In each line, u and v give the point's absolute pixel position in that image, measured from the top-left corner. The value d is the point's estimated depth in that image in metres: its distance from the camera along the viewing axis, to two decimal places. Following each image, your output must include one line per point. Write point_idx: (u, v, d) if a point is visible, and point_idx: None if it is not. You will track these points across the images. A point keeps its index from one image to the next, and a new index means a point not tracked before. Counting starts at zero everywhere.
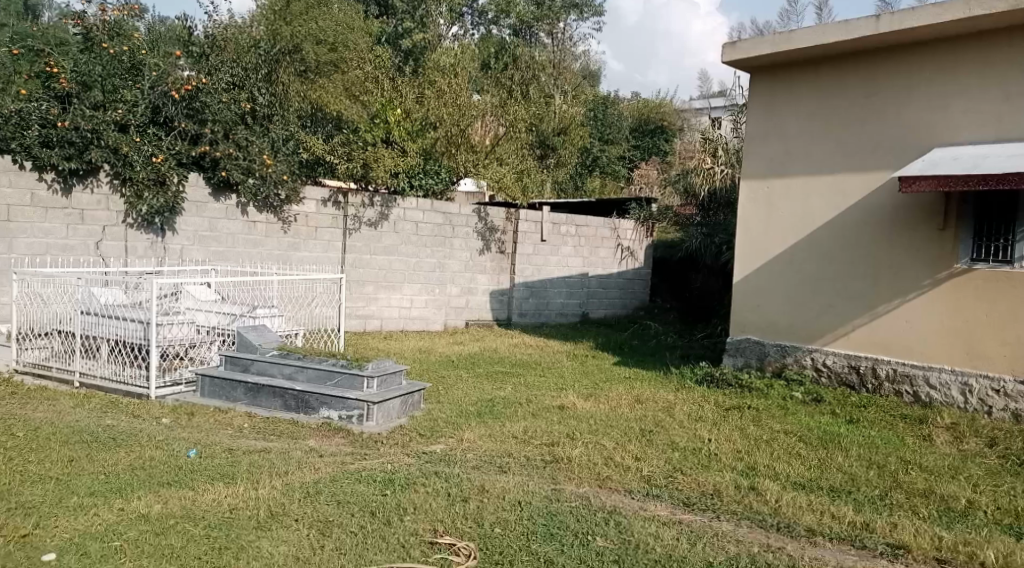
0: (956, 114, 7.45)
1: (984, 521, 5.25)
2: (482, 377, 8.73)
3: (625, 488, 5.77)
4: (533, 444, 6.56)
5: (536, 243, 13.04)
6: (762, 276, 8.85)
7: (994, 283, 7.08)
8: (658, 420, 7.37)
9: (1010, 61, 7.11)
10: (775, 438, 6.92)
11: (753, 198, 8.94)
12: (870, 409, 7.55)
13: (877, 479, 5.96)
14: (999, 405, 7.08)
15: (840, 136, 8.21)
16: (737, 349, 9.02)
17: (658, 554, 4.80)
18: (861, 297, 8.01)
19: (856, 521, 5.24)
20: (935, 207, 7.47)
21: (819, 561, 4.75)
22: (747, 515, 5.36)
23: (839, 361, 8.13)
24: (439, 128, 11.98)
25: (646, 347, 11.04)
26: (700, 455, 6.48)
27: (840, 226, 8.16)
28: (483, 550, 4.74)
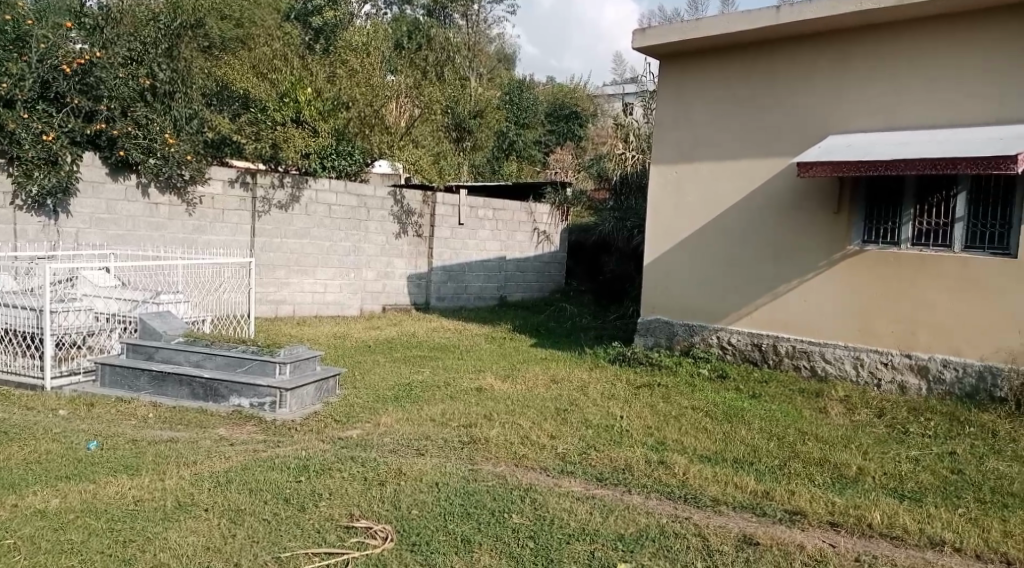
0: (849, 104, 7.84)
1: (872, 486, 5.61)
2: (399, 362, 8.73)
3: (541, 466, 5.92)
4: (451, 425, 6.64)
5: (454, 226, 13.06)
6: (671, 258, 9.14)
7: (883, 264, 7.51)
8: (574, 399, 7.56)
9: (897, 55, 7.53)
10: (683, 414, 7.20)
11: (662, 182, 9.22)
12: (771, 384, 7.93)
13: (777, 450, 6.29)
14: (887, 378, 7.54)
15: (744, 123, 8.53)
16: (648, 329, 9.30)
17: (571, 528, 4.96)
18: (764, 278, 8.38)
19: (757, 489, 5.54)
20: (830, 191, 7.86)
21: (722, 528, 5.01)
22: (656, 488, 5.59)
23: (743, 339, 8.49)
24: (352, 108, 11.92)
25: (562, 328, 11.23)
26: (612, 432, 6.70)
27: (743, 210, 8.50)
28: (400, 532, 4.81)
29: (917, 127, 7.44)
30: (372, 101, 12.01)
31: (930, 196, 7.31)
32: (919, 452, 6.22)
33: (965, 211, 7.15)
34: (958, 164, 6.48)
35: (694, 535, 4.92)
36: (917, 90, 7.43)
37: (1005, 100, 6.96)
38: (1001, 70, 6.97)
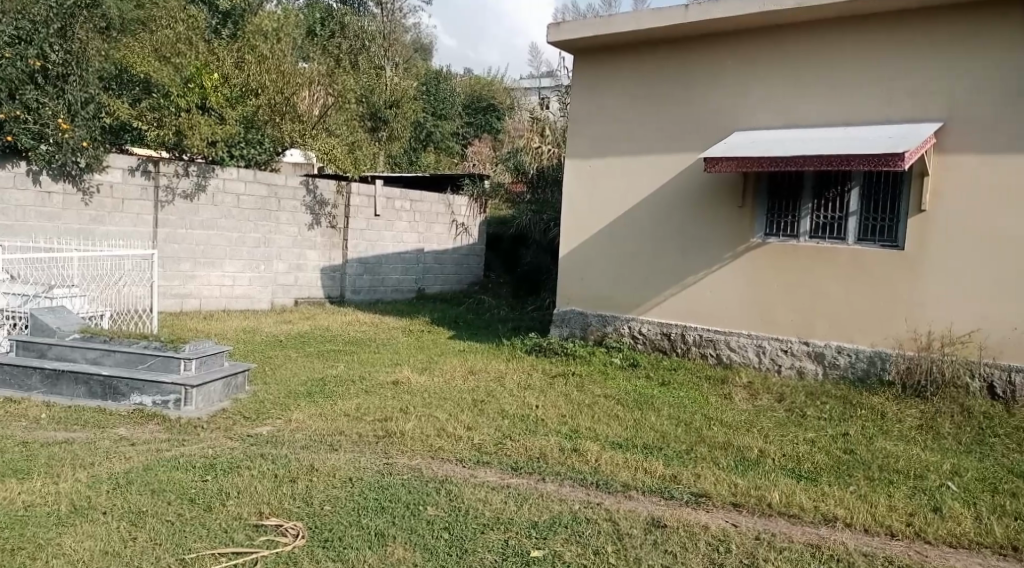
0: (753, 101, 8.13)
1: (772, 468, 5.87)
2: (312, 356, 8.61)
3: (456, 457, 5.96)
4: (366, 420, 6.59)
5: (369, 218, 12.92)
6: (585, 250, 9.29)
7: (783, 256, 7.85)
8: (490, 390, 7.62)
9: (799, 55, 7.83)
10: (596, 402, 7.35)
11: (577, 176, 9.35)
12: (679, 371, 8.17)
13: (684, 435, 6.50)
14: (786, 364, 7.87)
15: (655, 119, 8.74)
16: (563, 320, 9.43)
17: (486, 518, 5.02)
18: (673, 269, 8.61)
19: (666, 474, 5.71)
20: (735, 185, 8.15)
21: (632, 513, 5.15)
22: (569, 475, 5.70)
23: (653, 329, 8.71)
24: (262, 95, 11.58)
25: (479, 320, 11.28)
26: (527, 421, 6.78)
27: (654, 203, 8.72)
28: (312, 529, 4.77)
29: (816, 124, 7.76)
30: (283, 88, 11.79)
31: (827, 191, 7.65)
32: (816, 434, 6.53)
33: (858, 206, 7.50)
34: (852, 161, 6.80)
35: (605, 520, 5.05)
36: (817, 89, 7.75)
37: (896, 100, 7.33)
38: (893, 72, 7.33)
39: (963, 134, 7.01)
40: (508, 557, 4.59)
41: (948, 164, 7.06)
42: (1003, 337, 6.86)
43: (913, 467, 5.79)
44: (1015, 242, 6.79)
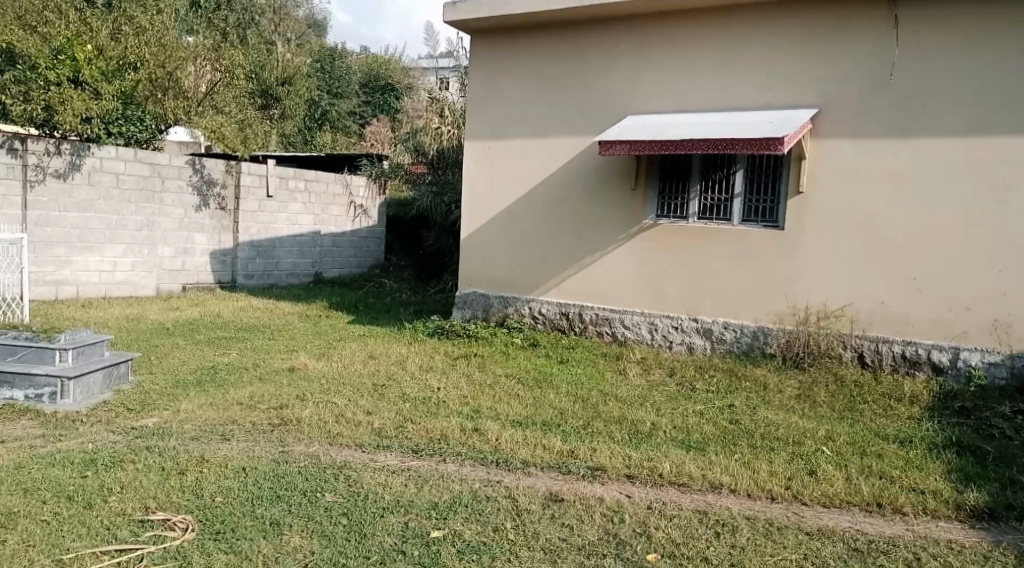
0: (645, 86, 8.30)
1: (664, 439, 6.07)
2: (203, 344, 8.34)
3: (356, 443, 5.91)
4: (260, 409, 6.44)
5: (262, 199, 12.54)
6: (485, 232, 9.32)
7: (673, 236, 8.09)
8: (390, 374, 7.58)
9: (688, 40, 8.03)
10: (498, 382, 7.42)
11: (476, 158, 9.35)
12: (577, 350, 8.33)
13: (582, 411, 6.65)
14: (677, 340, 8.14)
15: (551, 102, 8.82)
16: (465, 302, 9.45)
17: (386, 501, 5.01)
18: (569, 251, 8.75)
19: (563, 449, 5.82)
20: (628, 168, 8.33)
21: (531, 489, 5.24)
22: (470, 455, 5.75)
23: (552, 309, 8.84)
24: (141, 69, 11.19)
25: (379, 304, 11.16)
26: (428, 404, 6.78)
27: (552, 185, 8.83)
28: (202, 521, 4.66)
29: (704, 108, 8.01)
30: (165, 62, 11.53)
31: (714, 173, 7.93)
32: (704, 406, 6.80)
33: (742, 187, 7.81)
34: (736, 144, 7.07)
35: (504, 497, 5.12)
36: (705, 75, 7.98)
37: (777, 86, 7.64)
38: (774, 59, 7.63)
39: (838, 119, 7.36)
40: (408, 539, 4.60)
41: (823, 148, 7.42)
42: (873, 310, 7.28)
43: (792, 434, 6.10)
44: (941, 237, 6.99)
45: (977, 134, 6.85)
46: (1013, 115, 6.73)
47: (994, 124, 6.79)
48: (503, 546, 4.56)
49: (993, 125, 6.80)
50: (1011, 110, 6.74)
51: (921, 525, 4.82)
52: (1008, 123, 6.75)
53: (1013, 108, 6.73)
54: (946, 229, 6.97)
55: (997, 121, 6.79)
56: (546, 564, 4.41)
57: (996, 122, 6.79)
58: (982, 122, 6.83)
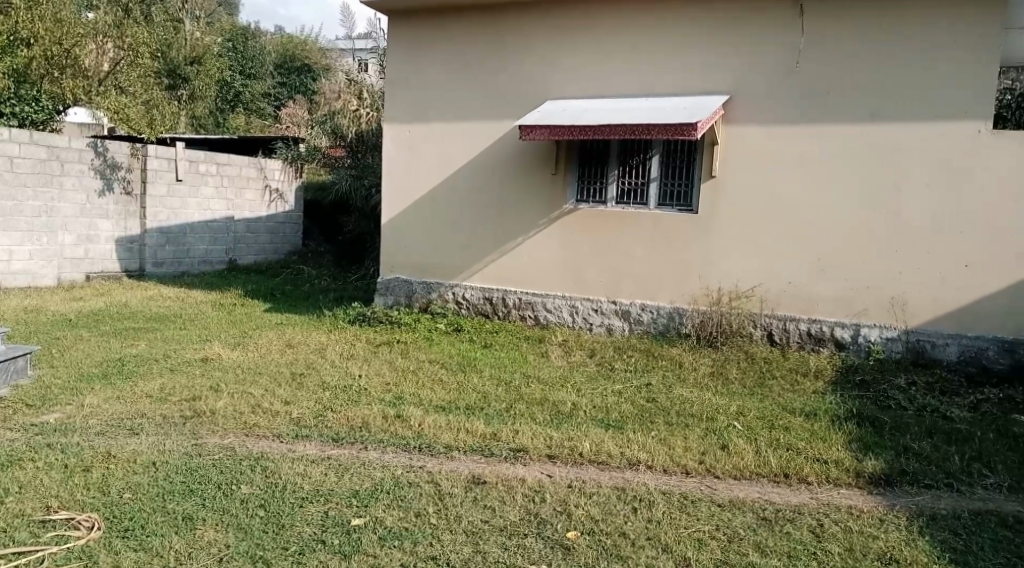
0: (563, 71, 8.33)
1: (585, 419, 6.15)
2: (110, 335, 8.03)
3: (273, 433, 5.80)
4: (172, 401, 6.25)
5: (170, 182, 12.11)
6: (407, 217, 9.22)
7: (593, 220, 8.19)
8: (309, 362, 7.45)
9: (607, 25, 8.07)
10: (421, 367, 7.38)
11: (396, 142, 9.22)
12: (500, 334, 8.35)
13: (504, 394, 6.67)
14: (597, 322, 8.25)
15: (472, 86, 8.76)
16: (387, 288, 9.34)
17: (305, 491, 4.93)
18: (491, 236, 8.75)
19: (485, 432, 5.83)
20: (548, 153, 8.36)
21: (453, 473, 5.23)
22: (392, 442, 5.71)
23: (476, 294, 8.83)
24: (35, 46, 10.49)
25: (298, 291, 10.94)
26: (349, 391, 6.70)
27: (473, 170, 8.79)
28: (109, 519, 4.50)
29: (623, 94, 8.08)
30: (62, 39, 10.74)
31: (631, 159, 8.03)
32: (622, 386, 6.91)
33: (658, 172, 7.95)
34: (652, 130, 7.17)
35: (426, 482, 5.10)
36: (622, 60, 8.05)
37: (691, 72, 7.78)
38: (688, 46, 7.76)
39: (749, 106, 7.56)
40: (328, 528, 4.54)
41: (734, 134, 7.61)
42: (781, 290, 7.53)
43: (706, 410, 6.27)
44: (843, 218, 7.27)
45: (877, 121, 7.11)
46: (910, 102, 7.00)
47: (893, 111, 7.06)
48: (425, 531, 4.54)
49: (892, 112, 7.06)
50: (909, 98, 7.01)
51: (825, 493, 5.02)
52: (905, 111, 7.02)
53: (910, 96, 7.00)
54: (847, 211, 7.25)
55: (895, 108, 7.05)
56: (468, 545, 4.42)
57: (895, 109, 7.06)
58: (882, 109, 7.10)
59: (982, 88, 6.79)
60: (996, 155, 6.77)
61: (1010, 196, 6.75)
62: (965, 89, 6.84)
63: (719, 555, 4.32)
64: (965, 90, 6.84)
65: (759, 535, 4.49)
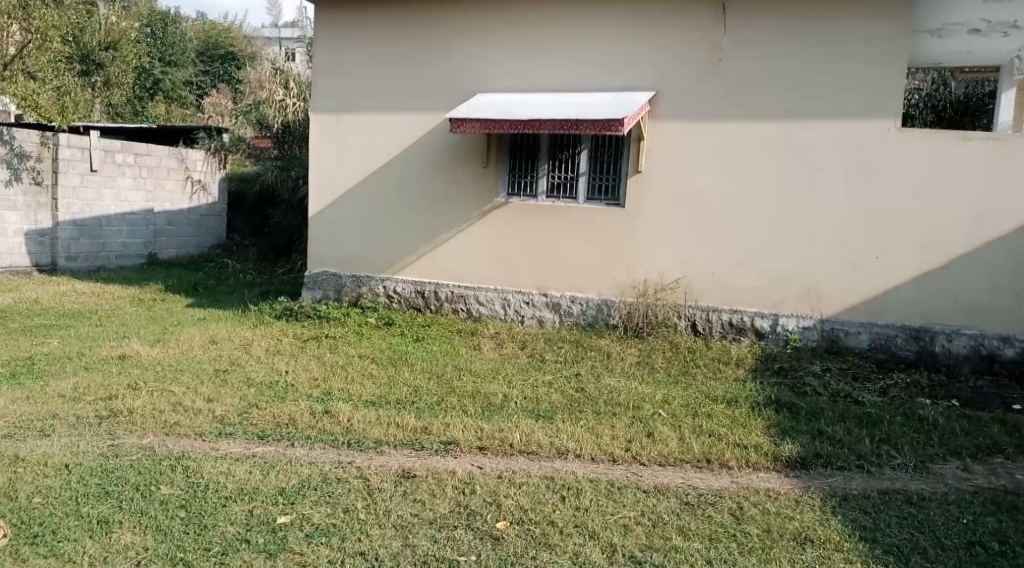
0: (492, 65, 8.31)
1: (515, 411, 6.16)
2: (20, 333, 7.69)
3: (195, 432, 5.63)
4: (87, 400, 6.02)
5: (84, 173, 11.61)
6: (335, 210, 9.06)
7: (524, 213, 8.20)
8: (234, 358, 7.27)
9: (536, 19, 8.07)
10: (350, 362, 7.28)
11: (323, 133, 9.06)
12: (432, 327, 8.29)
13: (435, 388, 6.63)
14: (529, 314, 8.28)
15: (400, 77, 8.66)
16: (315, 282, 9.17)
17: (229, 490, 4.81)
18: (422, 229, 8.68)
19: (416, 426, 5.78)
20: (478, 146, 8.34)
21: (382, 468, 5.17)
22: (320, 438, 5.61)
23: (407, 288, 8.76)
24: None
25: (222, 285, 10.66)
26: (276, 388, 6.56)
27: (403, 163, 8.70)
28: (17, 526, 4.33)
29: (552, 88, 8.10)
30: None
31: (560, 153, 8.08)
32: (552, 376, 6.96)
33: (587, 167, 8.01)
34: (580, 125, 7.21)
35: (355, 477, 5.03)
36: (550, 55, 8.07)
37: (618, 68, 7.85)
38: (616, 42, 7.82)
39: (673, 102, 7.68)
40: (253, 527, 4.44)
41: (660, 129, 7.73)
42: (703, 281, 7.69)
43: (632, 399, 6.36)
44: (761, 211, 7.45)
45: (795, 118, 7.31)
46: (825, 100, 7.21)
47: (810, 108, 7.26)
48: (353, 527, 4.48)
49: (809, 110, 7.26)
50: (824, 96, 7.21)
51: (744, 477, 5.15)
52: (821, 108, 7.22)
53: (826, 95, 7.20)
54: (765, 204, 7.44)
55: (812, 105, 7.25)
56: (397, 539, 4.38)
57: (812, 106, 7.25)
58: (800, 107, 7.29)
59: (891, 87, 7.01)
60: (905, 152, 7.02)
61: (917, 191, 7.01)
62: (876, 89, 7.06)
63: (644, 540, 4.38)
64: (876, 90, 7.06)
65: (683, 519, 4.58)
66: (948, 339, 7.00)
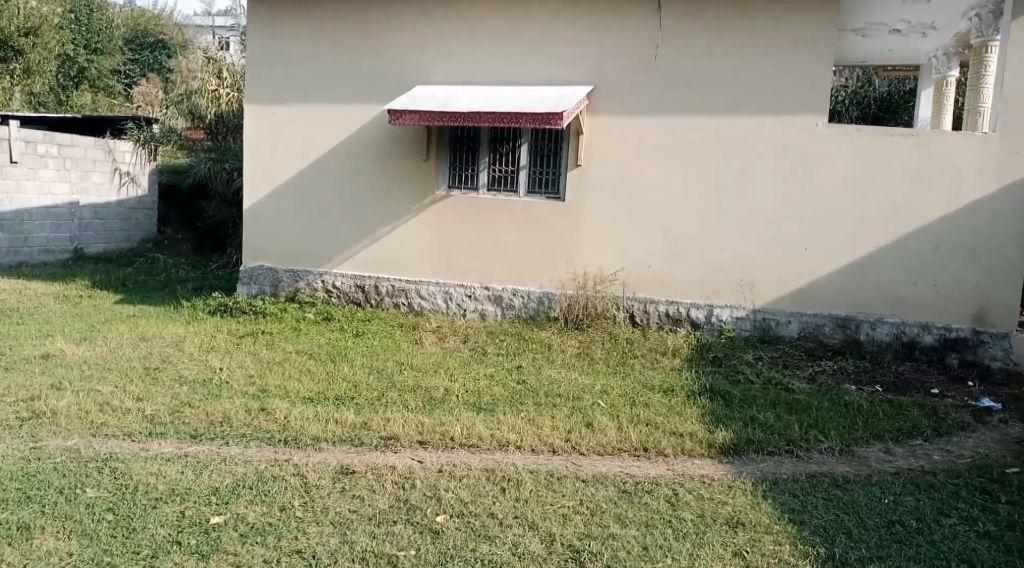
0: (431, 57, 8.22)
1: (456, 404, 6.13)
2: None
3: (124, 432, 5.45)
4: (6, 402, 5.78)
5: (4, 165, 11.14)
6: (272, 203, 8.88)
7: (466, 206, 8.15)
8: (165, 356, 7.06)
9: (474, 11, 8.02)
10: (287, 358, 7.14)
11: (259, 125, 8.86)
12: (372, 322, 8.19)
13: (375, 383, 6.55)
14: (471, 308, 8.24)
15: (336, 69, 8.51)
16: (251, 277, 8.97)
17: (159, 491, 4.66)
18: (361, 223, 8.56)
19: (355, 422, 5.70)
20: (418, 138, 8.26)
21: (321, 465, 5.08)
22: (256, 436, 5.48)
23: (346, 282, 8.62)
24: None
25: (154, 281, 10.35)
26: (210, 386, 6.39)
27: (341, 155, 8.56)
28: None
29: (491, 81, 8.07)
30: None
31: (501, 146, 8.06)
32: (494, 369, 6.95)
33: (527, 160, 8.01)
34: (521, 118, 7.20)
35: (292, 475, 4.93)
36: (489, 48, 8.03)
37: (557, 62, 7.85)
38: (554, 36, 7.83)
39: (610, 96, 7.72)
40: (184, 528, 4.31)
41: (597, 123, 7.76)
42: (641, 273, 7.77)
43: (572, 390, 6.39)
44: (696, 204, 7.55)
45: (730, 113, 7.41)
46: (757, 96, 7.33)
47: (744, 104, 7.38)
48: (290, 526, 4.39)
49: (742, 105, 7.38)
50: (757, 92, 7.33)
51: (679, 464, 5.21)
52: (755, 103, 7.34)
53: (758, 91, 7.33)
54: (700, 198, 7.54)
55: (746, 101, 7.37)
56: (335, 536, 4.30)
57: (746, 102, 7.37)
58: (734, 102, 7.40)
59: (820, 84, 7.16)
60: (834, 147, 7.18)
61: (844, 185, 7.19)
62: (806, 85, 7.20)
63: (582, 529, 4.39)
64: (806, 86, 7.20)
65: (620, 507, 4.61)
66: (872, 327, 7.20)
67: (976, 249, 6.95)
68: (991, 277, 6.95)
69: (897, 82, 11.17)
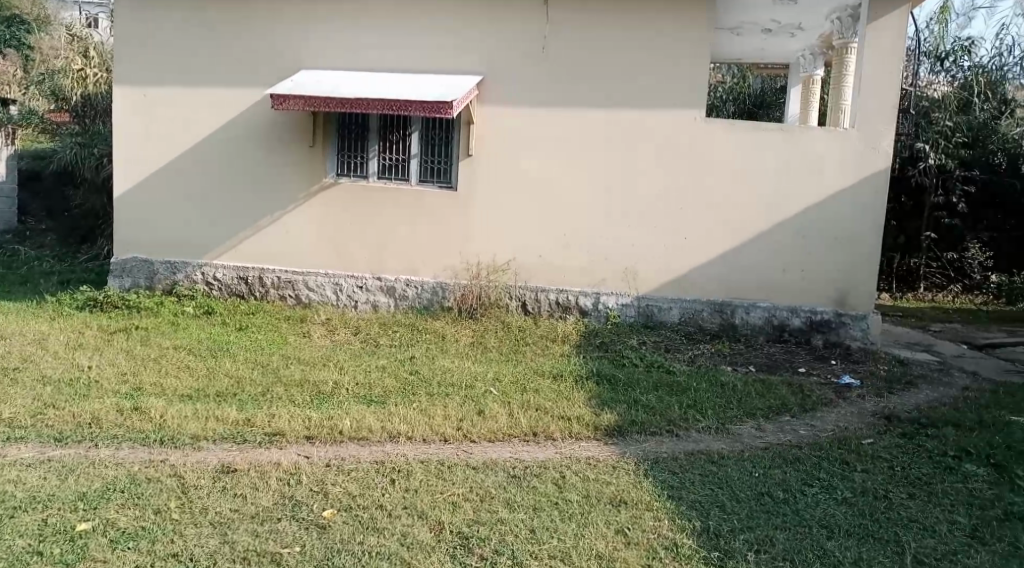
0: (314, 43, 7.98)
1: (346, 397, 5.98)
2: None
3: None
4: None
5: None
6: (146, 191, 8.41)
7: (354, 195, 7.97)
8: (26, 355, 6.58)
9: None
10: (165, 355, 6.79)
11: (130, 108, 8.36)
12: (256, 315, 7.89)
13: (260, 377, 6.32)
14: (362, 299, 8.06)
15: (213, 52, 8.14)
16: (124, 270, 8.48)
17: (18, 499, 4.34)
18: (244, 212, 8.24)
19: (238, 419, 5.47)
20: (304, 125, 8.01)
21: (200, 464, 4.86)
22: (130, 437, 5.18)
23: (228, 273, 8.29)
24: None
25: (14, 275, 9.62)
26: (78, 385, 6.00)
27: (221, 141, 8.20)
28: None
29: (377, 68, 7.90)
30: None
31: (391, 134, 7.93)
32: (386, 360, 6.83)
33: (417, 148, 7.91)
34: (409, 106, 7.09)
35: (168, 476, 4.68)
36: (375, 35, 7.86)
37: (444, 51, 7.77)
38: (441, 24, 7.73)
39: (498, 85, 7.70)
40: (47, 537, 4.02)
41: (486, 112, 7.73)
42: (530, 262, 7.81)
43: (464, 379, 6.35)
44: (581, 194, 7.65)
45: (614, 104, 7.53)
46: (641, 88, 7.48)
47: (627, 95, 7.50)
48: (165, 528, 4.16)
49: (626, 96, 7.50)
50: (641, 84, 7.47)
51: (567, 447, 5.26)
52: (638, 95, 7.48)
53: (642, 83, 7.47)
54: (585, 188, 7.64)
55: (629, 92, 7.49)
56: (215, 537, 4.11)
57: (630, 93, 7.50)
58: (619, 93, 7.52)
59: (700, 78, 7.37)
60: (711, 138, 7.41)
61: (722, 175, 7.43)
62: (688, 79, 7.39)
63: (471, 516, 4.37)
64: (687, 80, 7.39)
65: (509, 492, 4.61)
66: (746, 311, 7.50)
67: (840, 237, 7.34)
68: (854, 263, 7.35)
69: (769, 80, 11.63)
